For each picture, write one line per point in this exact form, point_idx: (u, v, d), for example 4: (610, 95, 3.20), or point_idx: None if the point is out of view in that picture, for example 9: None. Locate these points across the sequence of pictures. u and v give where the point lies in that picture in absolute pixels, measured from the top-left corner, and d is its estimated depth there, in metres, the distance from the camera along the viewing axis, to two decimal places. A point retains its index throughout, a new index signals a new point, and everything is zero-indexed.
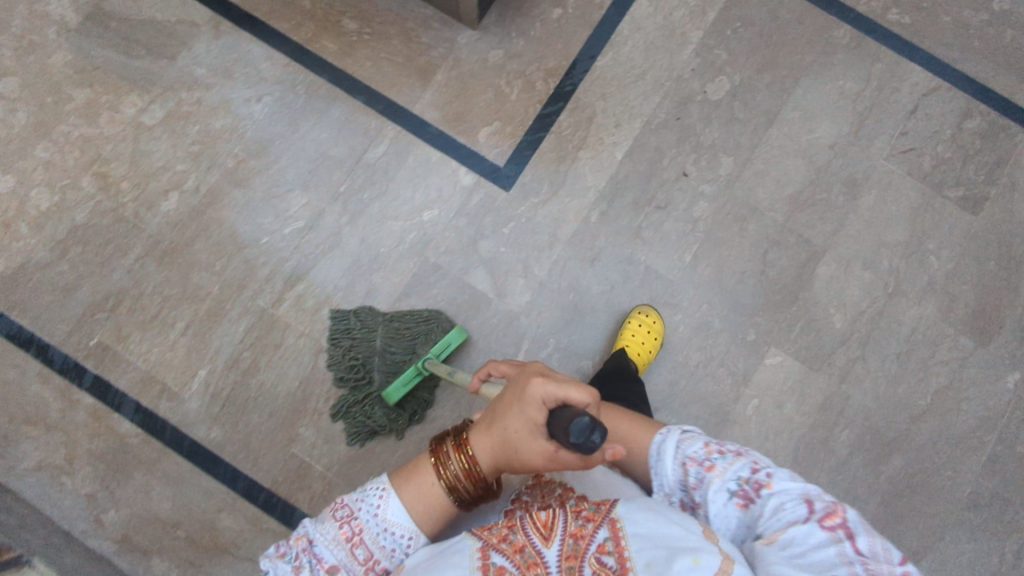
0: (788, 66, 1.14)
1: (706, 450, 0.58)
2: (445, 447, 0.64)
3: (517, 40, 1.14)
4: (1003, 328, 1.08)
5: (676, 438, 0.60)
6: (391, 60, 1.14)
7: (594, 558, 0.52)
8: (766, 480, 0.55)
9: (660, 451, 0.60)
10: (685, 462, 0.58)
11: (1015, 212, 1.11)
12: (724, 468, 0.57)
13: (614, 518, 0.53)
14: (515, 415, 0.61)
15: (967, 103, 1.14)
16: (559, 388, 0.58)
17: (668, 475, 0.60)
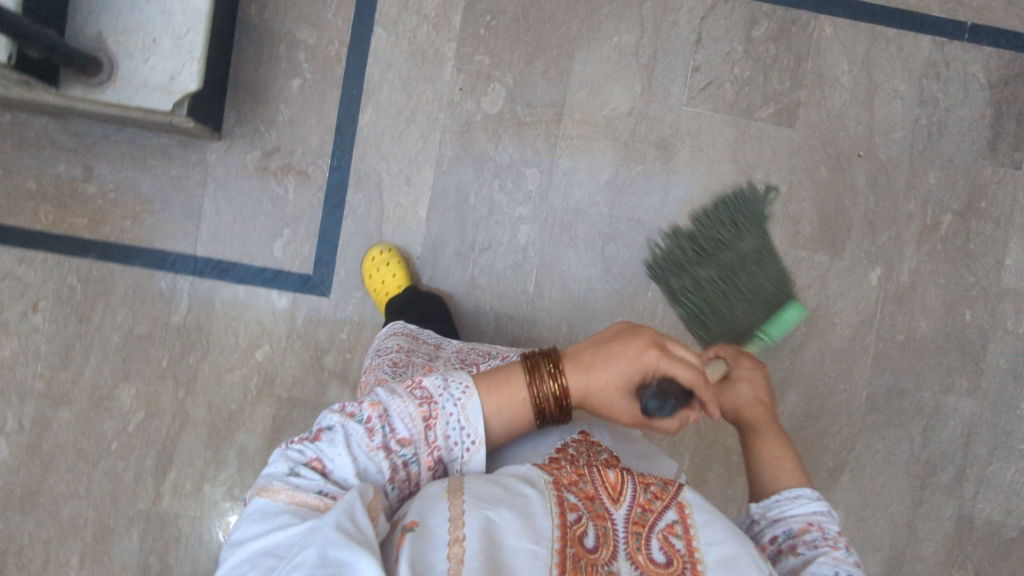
0: (557, 44, 1.04)
1: (837, 536, 0.55)
2: (541, 368, 0.56)
3: (270, 134, 1.03)
4: (853, 228, 1.05)
5: (823, 507, 0.57)
6: (149, 209, 1.03)
7: (661, 535, 0.46)
8: None
9: (799, 499, 0.58)
10: (811, 523, 0.56)
11: (830, 105, 1.05)
12: (840, 554, 0.53)
13: (682, 503, 0.49)
14: (610, 367, 0.56)
15: (750, 9, 1.04)
16: (667, 361, 0.56)
17: (788, 516, 0.57)
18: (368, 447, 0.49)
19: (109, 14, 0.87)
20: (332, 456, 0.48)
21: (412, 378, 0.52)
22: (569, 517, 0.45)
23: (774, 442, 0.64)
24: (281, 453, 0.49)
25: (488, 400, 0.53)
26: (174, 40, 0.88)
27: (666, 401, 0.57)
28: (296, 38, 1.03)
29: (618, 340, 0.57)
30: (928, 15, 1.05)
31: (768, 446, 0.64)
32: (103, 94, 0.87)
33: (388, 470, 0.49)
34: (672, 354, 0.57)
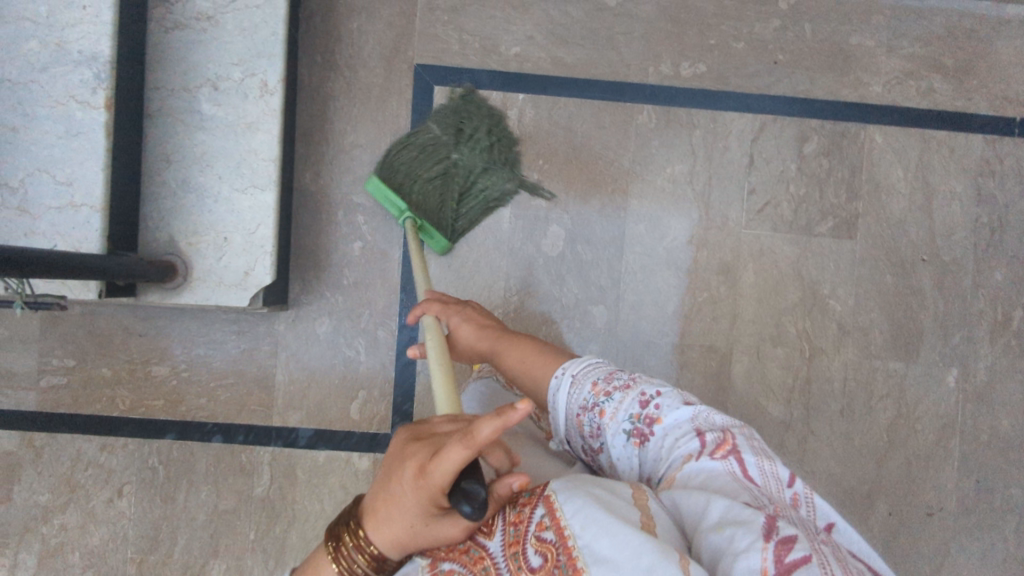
0: (611, 181, 1.04)
1: (596, 391, 0.58)
2: (343, 543, 0.45)
3: (336, 298, 1.03)
4: (925, 334, 1.05)
5: (572, 381, 0.59)
6: (223, 384, 1.03)
7: (534, 538, 0.41)
8: (657, 414, 0.55)
9: (557, 394, 0.60)
10: (579, 410, 0.58)
11: (890, 213, 1.05)
12: (614, 409, 0.56)
13: (550, 494, 0.42)
14: (400, 514, 0.43)
15: (799, 126, 1.04)
16: (436, 471, 0.39)
17: (568, 421, 0.60)
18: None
19: (181, 218, 0.88)
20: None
21: None
22: None
23: (520, 349, 0.68)
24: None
25: None
26: (245, 236, 0.88)
27: (479, 499, 0.38)
28: (352, 201, 1.03)
29: (391, 475, 0.43)
30: (977, 114, 1.05)
31: (511, 354, 0.68)
32: (180, 297, 0.88)
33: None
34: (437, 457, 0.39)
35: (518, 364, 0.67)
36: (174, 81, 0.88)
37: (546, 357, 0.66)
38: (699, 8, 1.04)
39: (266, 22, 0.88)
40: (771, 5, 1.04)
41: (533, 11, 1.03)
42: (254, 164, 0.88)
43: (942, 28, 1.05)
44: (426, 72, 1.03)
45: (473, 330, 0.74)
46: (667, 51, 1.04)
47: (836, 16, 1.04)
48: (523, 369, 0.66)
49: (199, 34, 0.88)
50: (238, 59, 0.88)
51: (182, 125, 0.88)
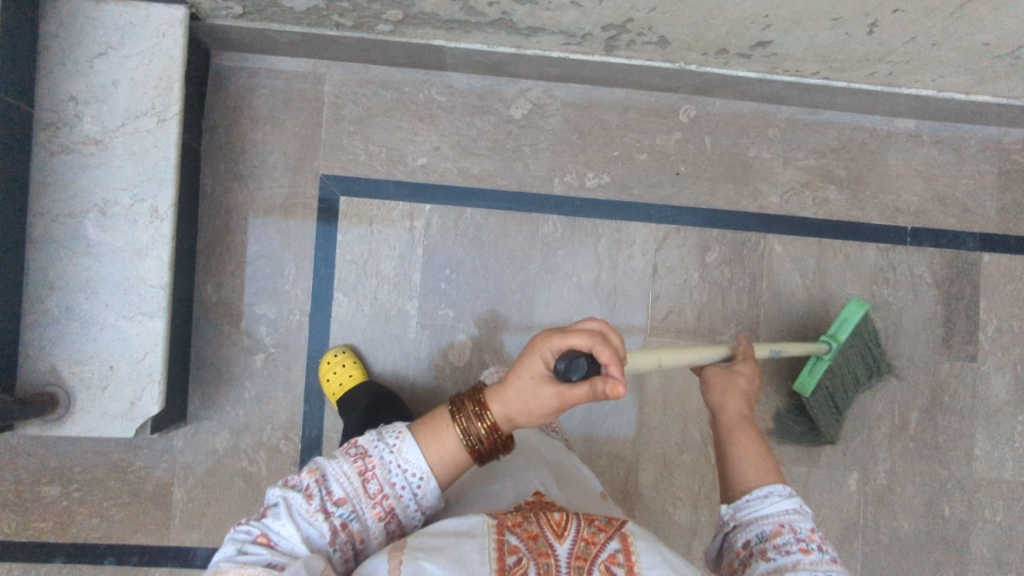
0: (518, 292, 1.04)
1: (805, 532, 0.67)
2: (464, 403, 0.57)
3: (237, 412, 1.01)
4: (826, 439, 1.07)
5: (790, 503, 0.70)
6: (116, 503, 0.99)
7: (603, 564, 0.47)
8: (813, 534, 0.67)
9: (767, 500, 0.71)
10: (782, 526, 0.68)
11: (790, 320, 1.07)
12: (797, 542, 0.66)
13: (625, 534, 0.50)
14: (524, 376, 0.55)
15: (701, 235, 1.07)
16: (557, 341, 0.55)
17: (759, 520, 0.70)
18: (308, 511, 0.50)
19: (64, 346, 0.85)
20: (280, 525, 0.49)
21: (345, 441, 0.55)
22: (508, 560, 0.46)
23: (757, 460, 0.77)
24: (228, 538, 0.50)
25: (421, 444, 0.55)
26: (131, 366, 0.86)
27: (575, 362, 0.52)
28: (256, 312, 1.02)
29: (521, 358, 0.57)
30: (870, 224, 1.09)
31: (745, 458, 0.78)
32: (62, 428, 0.85)
33: (330, 532, 0.50)
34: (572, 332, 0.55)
35: (740, 464, 0.78)
36: (59, 205, 0.86)
37: (753, 467, 0.77)
38: (603, 120, 1.06)
39: (157, 147, 0.87)
40: (672, 118, 1.07)
41: (439, 123, 1.05)
42: (142, 291, 0.87)
43: (836, 141, 1.08)
44: (331, 182, 1.03)
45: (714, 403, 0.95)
46: (572, 163, 1.06)
47: (734, 129, 1.07)
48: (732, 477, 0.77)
49: (87, 159, 0.86)
50: (127, 184, 0.87)
51: (67, 250, 0.86)
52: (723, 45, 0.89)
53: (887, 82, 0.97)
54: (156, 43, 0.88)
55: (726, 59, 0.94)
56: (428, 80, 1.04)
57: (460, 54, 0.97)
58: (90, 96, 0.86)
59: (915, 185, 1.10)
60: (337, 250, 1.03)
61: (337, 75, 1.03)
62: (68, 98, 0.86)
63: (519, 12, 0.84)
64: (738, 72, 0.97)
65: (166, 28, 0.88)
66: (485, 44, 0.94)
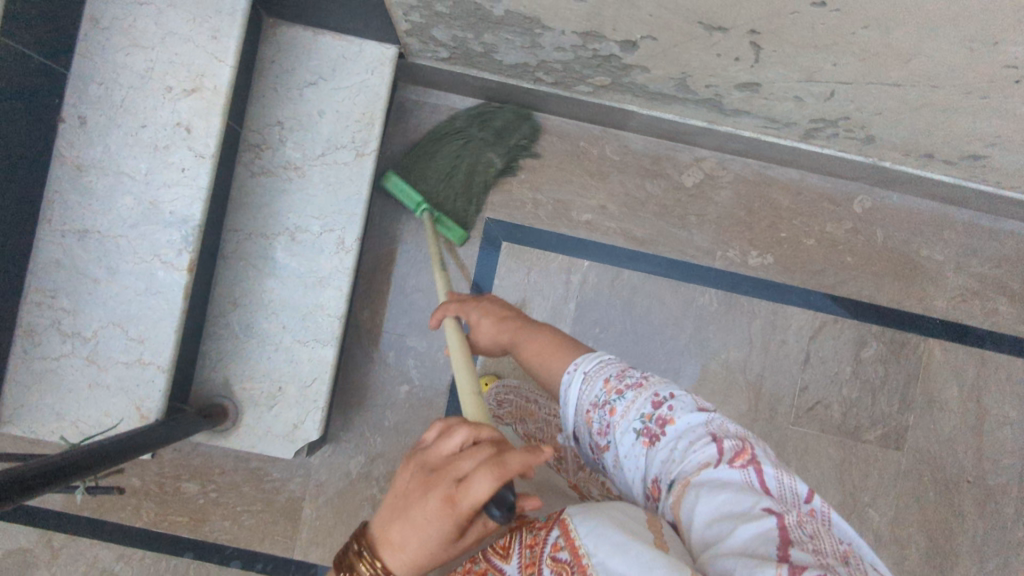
0: (665, 360, 1.03)
1: (608, 387, 0.54)
2: (348, 570, 0.42)
3: (374, 439, 1.03)
4: (962, 556, 1.03)
5: (582, 376, 0.56)
6: (249, 509, 1.02)
7: (548, 559, 0.41)
8: (670, 412, 0.50)
9: (569, 384, 0.58)
10: (589, 408, 0.55)
11: (939, 429, 1.04)
12: (624, 409, 0.52)
13: (565, 517, 0.42)
14: (422, 541, 0.40)
15: (859, 329, 1.04)
16: (469, 498, 0.38)
17: (578, 427, 0.57)
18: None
19: (240, 362, 0.87)
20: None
21: None
22: None
23: (534, 342, 0.65)
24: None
25: None
26: (300, 389, 0.88)
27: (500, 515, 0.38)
28: (405, 343, 1.03)
29: (412, 507, 0.41)
30: None
31: (533, 347, 0.64)
32: (227, 440, 0.87)
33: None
34: (464, 485, 0.39)
35: (533, 358, 0.64)
36: (252, 225, 0.88)
37: (569, 350, 0.61)
38: (774, 199, 1.05)
39: (352, 180, 0.89)
40: (845, 207, 1.04)
41: (609, 181, 1.05)
42: (320, 318, 0.88)
43: (1013, 251, 1.05)
44: (497, 227, 1.04)
45: (490, 324, 0.70)
46: (736, 239, 1.05)
47: (908, 226, 1.04)
48: (540, 361, 0.63)
49: (285, 184, 0.89)
50: (319, 213, 0.89)
51: (254, 270, 0.88)
52: (931, 152, 0.87)
53: None
54: (365, 78, 0.89)
55: (926, 163, 0.91)
56: (604, 137, 1.05)
57: (647, 120, 0.97)
58: (295, 123, 0.88)
59: None
60: (492, 294, 1.04)
61: (516, 121, 1.04)
62: (276, 123, 0.88)
63: (732, 97, 0.83)
64: (931, 174, 0.95)
65: (376, 65, 0.89)
66: (677, 116, 0.94)
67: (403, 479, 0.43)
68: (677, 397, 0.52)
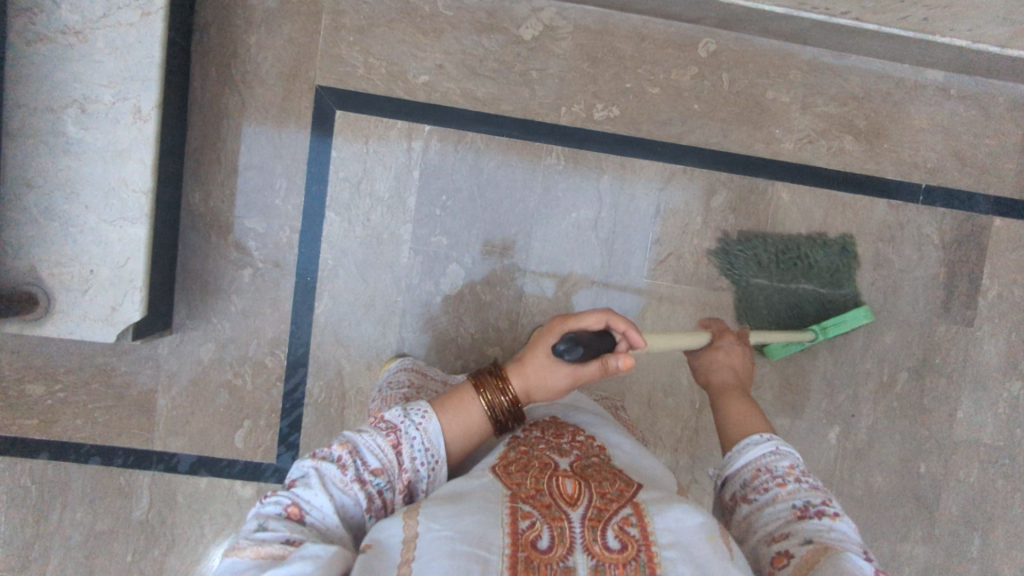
0: (514, 225, 1.02)
1: (788, 468, 0.55)
2: (485, 377, 0.59)
3: (224, 325, 1.00)
4: (812, 390, 1.07)
5: (772, 447, 0.57)
6: (102, 406, 1.00)
7: (617, 526, 0.45)
8: (833, 511, 0.51)
9: (752, 445, 0.58)
10: (760, 468, 0.56)
11: (789, 271, 1.05)
12: (795, 488, 0.54)
13: (639, 501, 0.48)
14: (535, 360, 0.59)
15: (708, 178, 1.03)
16: (576, 321, 0.60)
17: (739, 469, 0.58)
18: (343, 481, 0.49)
19: (43, 246, 0.83)
20: (310, 498, 0.47)
21: (375, 414, 0.54)
22: (520, 523, 0.44)
23: (739, 406, 0.65)
24: (254, 511, 0.47)
25: (439, 417, 0.55)
26: (113, 270, 0.84)
27: (576, 344, 0.57)
28: (245, 225, 1.00)
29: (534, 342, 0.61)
30: (883, 178, 1.05)
31: (735, 405, 0.65)
32: (40, 328, 0.84)
33: (365, 501, 0.50)
34: (578, 319, 0.60)
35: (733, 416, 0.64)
36: (36, 99, 0.81)
37: (758, 418, 0.63)
38: (616, 47, 1.01)
39: (140, 43, 0.82)
40: (688, 51, 1.01)
41: (445, 39, 0.99)
42: (125, 195, 0.84)
43: (859, 88, 1.04)
44: (328, 95, 0.99)
45: (733, 371, 0.73)
46: (580, 93, 1.01)
47: (753, 67, 1.02)
48: (724, 420, 0.64)
49: (66, 50, 0.81)
50: (111, 81, 0.82)
51: (45, 147, 0.82)
52: None
53: (920, 27, 0.92)
54: None
55: None
56: None
57: None
58: None
59: (935, 141, 1.06)
60: (331, 167, 1.00)
61: None
62: None
63: None
64: (762, 7, 0.92)
65: None
66: None
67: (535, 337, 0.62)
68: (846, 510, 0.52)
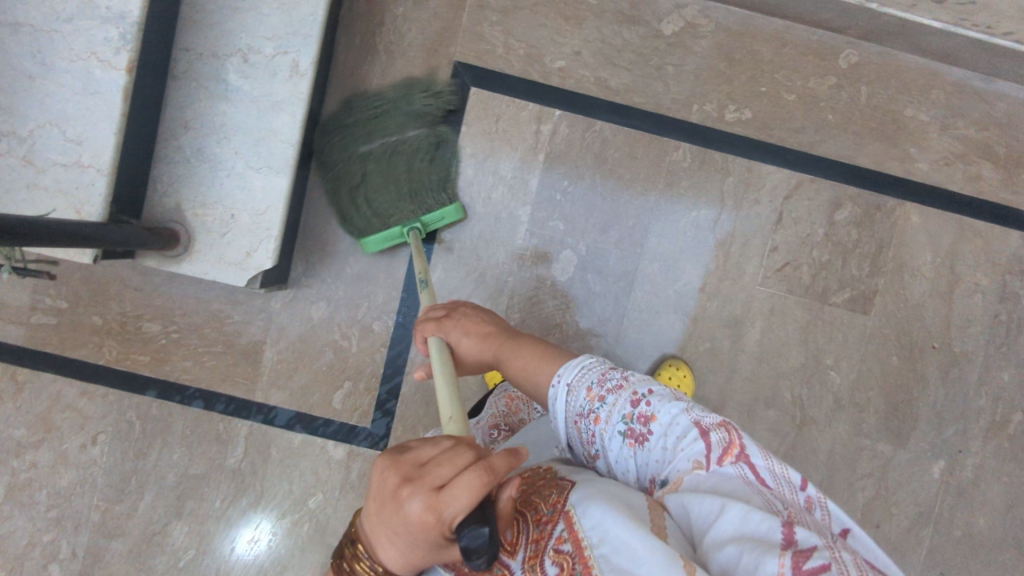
0: (633, 218, 1.01)
1: (588, 399, 0.56)
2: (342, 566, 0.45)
3: (336, 286, 1.02)
4: (920, 421, 1.03)
5: (568, 383, 0.58)
6: (212, 351, 1.02)
7: (553, 550, 0.45)
8: (652, 409, 0.54)
9: (557, 398, 0.59)
10: (576, 420, 0.57)
11: (908, 295, 1.02)
12: (609, 413, 0.55)
13: (569, 510, 0.47)
14: (404, 548, 0.43)
15: (835, 191, 1.01)
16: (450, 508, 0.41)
17: (569, 432, 0.58)
18: None
19: (191, 187, 0.86)
20: None
21: None
22: None
23: (519, 354, 0.66)
24: None
25: None
26: (252, 218, 0.87)
27: (484, 536, 0.40)
28: None
29: (386, 512, 0.43)
30: (1018, 210, 1.02)
31: (513, 360, 0.66)
32: (179, 266, 0.86)
33: None
34: (449, 494, 0.41)
35: (516, 368, 0.66)
36: (203, 45, 0.84)
37: (546, 359, 0.64)
38: (757, 50, 1.00)
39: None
40: (830, 61, 1.00)
41: (586, 27, 1.00)
42: (273, 145, 0.86)
43: (1003, 115, 1.01)
44: (465, 72, 1.00)
45: (475, 337, 0.71)
46: (714, 92, 1.00)
47: (895, 84, 1.00)
48: (524, 377, 0.65)
49: (237, 1, 0.84)
50: (274, 34, 0.85)
51: (206, 92, 0.85)
52: None
53: None
54: None
55: None
56: None
57: None
58: None
59: None
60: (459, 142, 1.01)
61: None
62: None
63: None
64: (922, 20, 0.90)
65: None
66: None
67: (377, 480, 0.45)
68: (654, 392, 0.55)
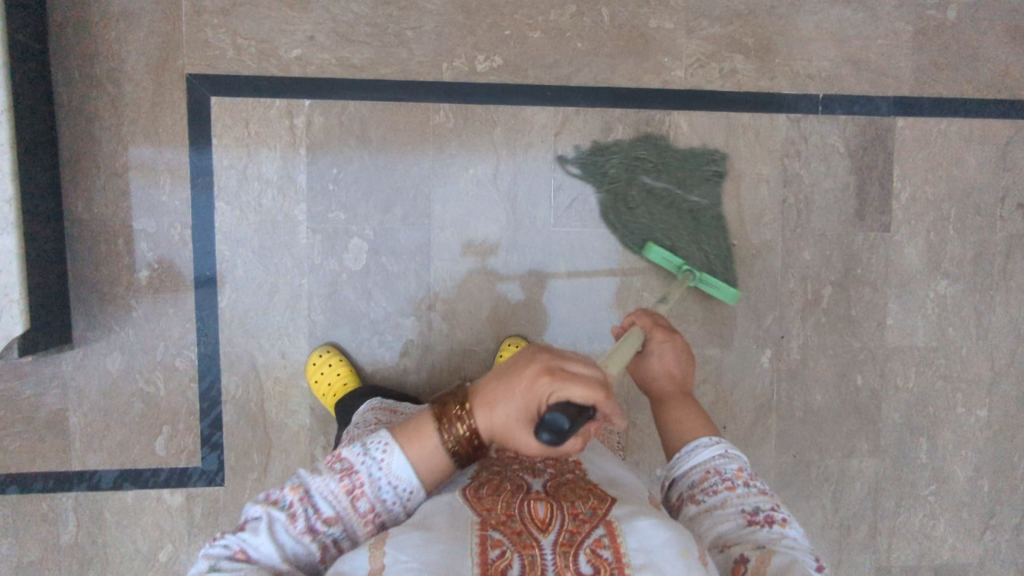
0: (412, 190, 1.00)
1: (737, 473, 0.55)
2: (448, 405, 0.51)
3: (127, 333, 0.97)
4: (738, 318, 1.06)
5: (718, 452, 0.56)
6: (12, 433, 0.97)
7: (589, 551, 0.44)
8: (783, 519, 0.51)
9: (700, 452, 0.57)
10: (710, 472, 0.55)
11: (697, 201, 1.04)
12: (745, 494, 0.53)
13: (613, 520, 0.46)
14: (507, 402, 0.49)
15: (603, 116, 1.01)
16: (563, 384, 0.47)
17: (690, 471, 0.56)
18: None
19: None
20: None
21: None
22: (491, 554, 0.43)
23: (681, 412, 0.63)
24: None
25: None
26: None
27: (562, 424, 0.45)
28: (134, 228, 0.96)
29: (512, 369, 0.50)
30: (779, 94, 1.04)
31: (677, 411, 0.63)
32: None
33: None
34: (569, 377, 0.47)
35: (678, 428, 0.61)
36: None
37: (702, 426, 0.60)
38: None
39: None
40: None
41: (312, 9, 0.96)
42: None
43: (742, 6, 1.02)
44: (199, 82, 0.96)
45: (667, 366, 0.68)
46: (459, 46, 0.98)
47: None
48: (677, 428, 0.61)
49: None
50: None
51: None
52: None
53: None
54: None
55: None
56: None
57: None
58: None
59: (827, 50, 1.04)
60: (214, 155, 0.97)
61: None
62: None
63: None
64: None
65: None
66: None
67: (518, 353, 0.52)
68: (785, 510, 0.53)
